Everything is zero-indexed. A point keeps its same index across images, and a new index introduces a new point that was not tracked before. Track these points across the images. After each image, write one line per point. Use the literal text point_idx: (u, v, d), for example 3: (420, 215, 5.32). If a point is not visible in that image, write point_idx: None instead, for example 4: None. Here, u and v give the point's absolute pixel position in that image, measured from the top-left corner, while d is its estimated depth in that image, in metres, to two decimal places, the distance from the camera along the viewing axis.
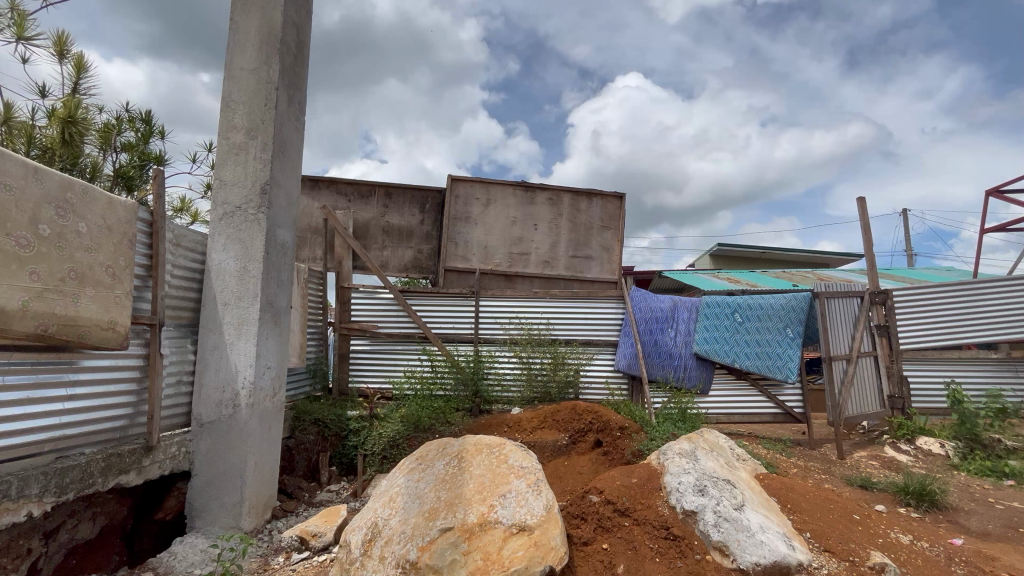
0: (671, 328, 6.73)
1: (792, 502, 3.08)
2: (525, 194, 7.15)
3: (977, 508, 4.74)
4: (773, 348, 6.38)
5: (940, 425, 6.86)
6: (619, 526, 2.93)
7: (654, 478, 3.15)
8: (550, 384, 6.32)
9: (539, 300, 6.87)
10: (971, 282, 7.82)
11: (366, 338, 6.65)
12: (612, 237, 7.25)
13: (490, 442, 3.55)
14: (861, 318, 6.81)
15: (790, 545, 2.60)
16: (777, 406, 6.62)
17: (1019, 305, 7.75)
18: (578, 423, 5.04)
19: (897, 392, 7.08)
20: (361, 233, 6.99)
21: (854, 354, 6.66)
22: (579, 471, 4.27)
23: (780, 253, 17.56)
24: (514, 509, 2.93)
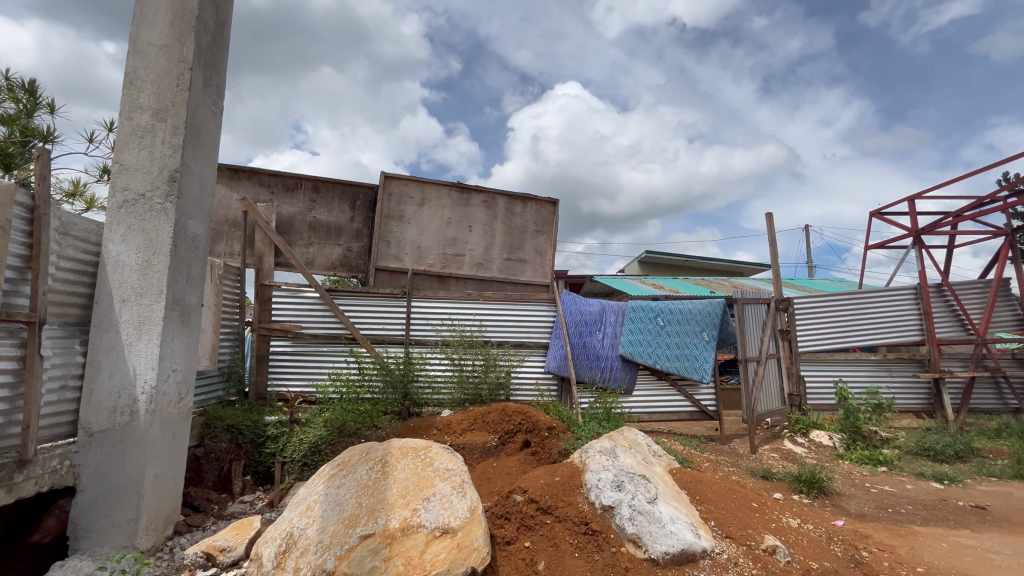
0: (598, 331, 6.99)
1: (700, 493, 3.31)
2: (460, 195, 7.12)
3: (856, 492, 5.36)
4: (690, 350, 6.80)
5: (830, 419, 7.67)
6: (541, 524, 3.01)
7: (576, 475, 3.26)
8: (481, 386, 6.29)
9: (472, 302, 6.87)
10: (857, 292, 8.82)
11: (289, 339, 6.32)
12: (545, 241, 7.41)
13: (416, 446, 3.53)
14: (767, 324, 7.46)
15: (696, 533, 2.79)
16: (693, 405, 7.08)
17: (895, 313, 8.83)
18: (508, 424, 5.08)
19: (795, 390, 7.90)
20: (285, 229, 6.62)
21: (762, 356, 7.26)
22: (507, 471, 4.31)
23: (701, 261, 18.83)
24: (437, 512, 2.91)
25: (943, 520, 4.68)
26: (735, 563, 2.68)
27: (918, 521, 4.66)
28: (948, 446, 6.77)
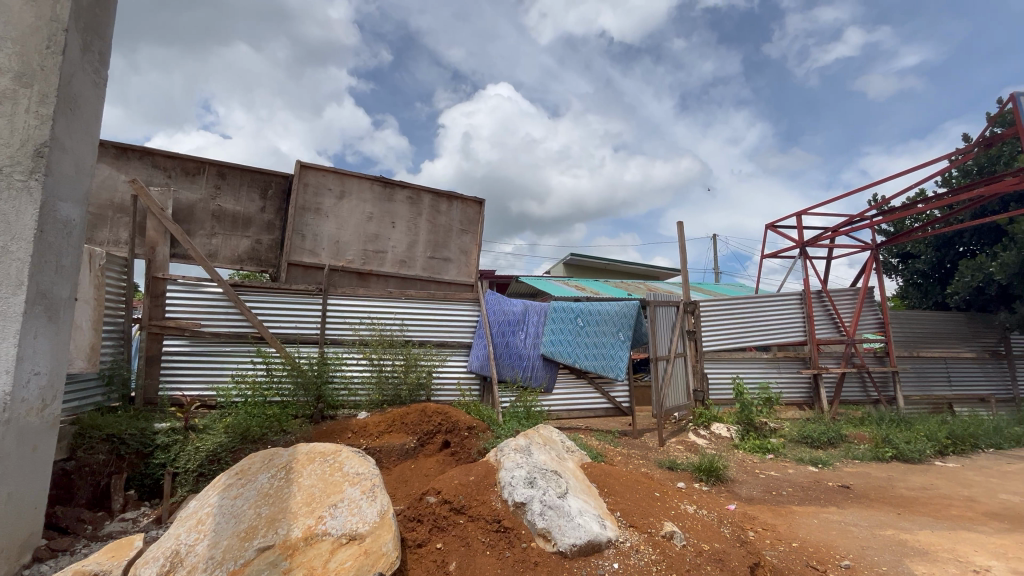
0: (521, 331, 7.10)
1: (608, 486, 3.47)
2: (383, 189, 6.90)
3: (747, 478, 5.92)
4: (607, 349, 7.06)
5: (727, 412, 8.40)
6: (453, 524, 3.01)
7: (490, 475, 3.29)
8: (400, 387, 6.12)
9: (393, 300, 6.69)
10: (753, 296, 9.75)
11: (185, 338, 5.76)
12: (470, 241, 7.41)
13: (325, 450, 3.38)
14: (677, 325, 8.01)
15: (602, 524, 2.92)
16: (608, 401, 7.40)
17: (784, 316, 9.86)
18: (427, 425, 5.00)
19: (700, 386, 8.56)
20: (183, 216, 6.02)
21: (671, 355, 7.77)
22: (425, 472, 4.24)
23: (621, 264, 19.80)
24: (345, 518, 2.80)
25: (816, 499, 5.30)
26: (637, 550, 2.82)
27: (796, 501, 5.24)
28: (823, 433, 7.67)
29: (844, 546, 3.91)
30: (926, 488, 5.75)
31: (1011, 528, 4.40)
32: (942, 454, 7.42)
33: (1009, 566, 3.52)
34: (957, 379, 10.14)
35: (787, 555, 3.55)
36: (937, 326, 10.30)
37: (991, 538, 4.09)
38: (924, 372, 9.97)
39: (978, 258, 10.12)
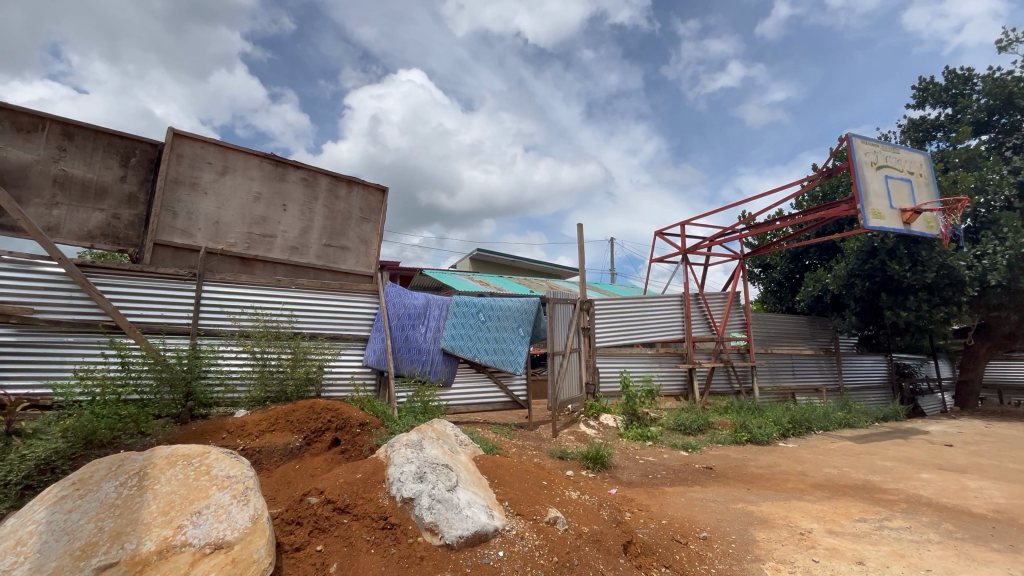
0: (421, 325, 7.00)
1: (498, 477, 3.56)
2: (274, 168, 6.37)
3: (629, 464, 6.42)
4: (507, 344, 7.18)
5: (615, 404, 9.03)
6: (337, 524, 2.90)
7: (379, 471, 3.23)
8: (286, 383, 5.69)
9: (281, 289, 6.20)
10: (642, 297, 10.62)
11: (11, 326, 4.81)
12: (370, 230, 7.12)
13: (189, 453, 3.07)
14: (573, 322, 8.43)
15: (489, 515, 2.98)
16: (506, 395, 7.54)
17: (666, 316, 10.85)
18: (315, 423, 4.72)
19: (592, 380, 9.12)
20: (13, 180, 5.01)
21: (567, 350, 8.14)
22: (311, 472, 4.01)
23: (526, 262, 20.37)
24: (210, 526, 2.55)
25: (684, 480, 5.92)
26: (522, 537, 2.92)
27: (668, 483, 5.79)
28: (694, 421, 8.57)
29: (703, 520, 4.42)
30: (770, 466, 6.70)
31: (830, 495, 5.29)
32: (784, 436, 8.68)
33: (825, 527, 4.24)
34: (799, 372, 11.91)
35: (656, 532, 3.91)
36: (786, 327, 11.99)
37: (815, 505, 4.88)
38: (775, 367, 11.56)
39: (819, 271, 12.01)
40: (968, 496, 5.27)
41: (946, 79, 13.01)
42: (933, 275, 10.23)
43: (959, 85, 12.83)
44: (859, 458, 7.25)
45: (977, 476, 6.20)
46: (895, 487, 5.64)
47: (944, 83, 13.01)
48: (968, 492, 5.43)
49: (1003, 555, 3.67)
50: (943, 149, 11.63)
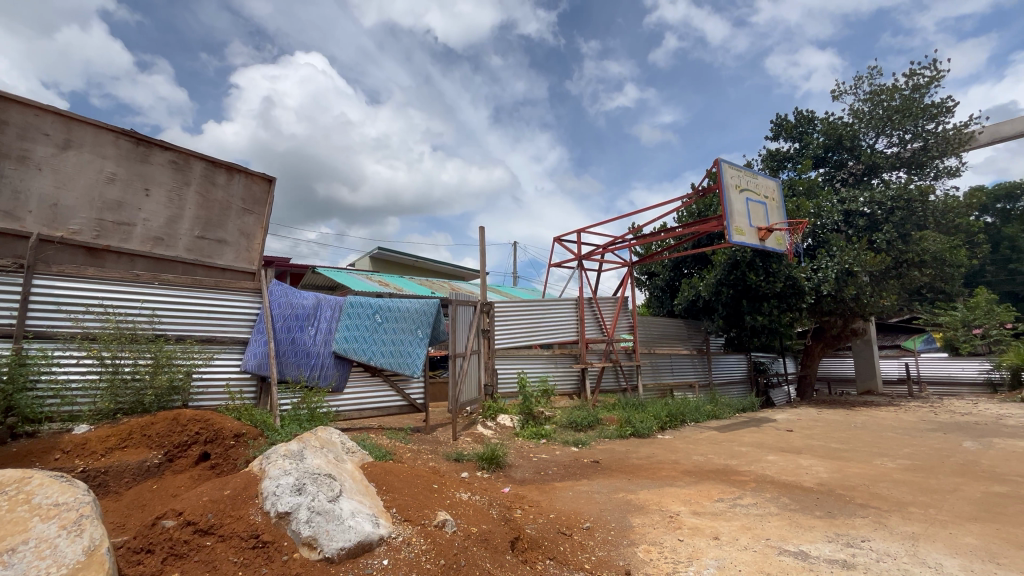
0: (310, 327, 6.60)
1: (387, 483, 3.48)
2: (134, 147, 5.59)
3: (522, 462, 6.62)
4: (404, 346, 7.00)
5: (511, 404, 9.23)
6: (198, 548, 2.63)
7: (250, 486, 2.99)
8: (144, 392, 4.99)
9: (141, 285, 5.44)
10: (539, 300, 11.00)
11: None
12: (253, 222, 6.53)
13: (3, 481, 2.57)
14: (474, 324, 8.45)
15: (375, 523, 2.89)
16: (403, 399, 7.30)
17: (560, 318, 11.38)
18: (179, 436, 4.20)
19: (490, 381, 9.23)
20: None
21: (467, 352, 8.13)
22: (172, 491, 3.56)
23: (429, 263, 20.05)
24: (28, 565, 2.15)
25: (573, 474, 6.24)
26: (408, 543, 2.87)
27: (558, 478, 6.07)
28: (585, 418, 9.07)
29: (587, 511, 4.69)
30: (649, 456, 7.32)
31: (697, 480, 5.94)
32: (662, 429, 9.54)
33: (690, 509, 4.73)
34: (676, 370, 13.16)
35: (543, 526, 4.08)
36: (665, 329, 13.21)
37: (683, 490, 5.45)
38: (656, 365, 12.65)
39: (694, 279, 13.41)
40: (801, 473, 6.21)
41: (795, 118, 15.27)
42: (782, 285, 12.01)
43: (804, 124, 15.12)
44: (722, 445, 8.21)
45: (809, 456, 7.34)
46: (747, 469, 6.47)
47: (793, 121, 15.25)
48: (801, 469, 6.43)
49: (823, 520, 4.39)
50: (791, 178, 13.65)
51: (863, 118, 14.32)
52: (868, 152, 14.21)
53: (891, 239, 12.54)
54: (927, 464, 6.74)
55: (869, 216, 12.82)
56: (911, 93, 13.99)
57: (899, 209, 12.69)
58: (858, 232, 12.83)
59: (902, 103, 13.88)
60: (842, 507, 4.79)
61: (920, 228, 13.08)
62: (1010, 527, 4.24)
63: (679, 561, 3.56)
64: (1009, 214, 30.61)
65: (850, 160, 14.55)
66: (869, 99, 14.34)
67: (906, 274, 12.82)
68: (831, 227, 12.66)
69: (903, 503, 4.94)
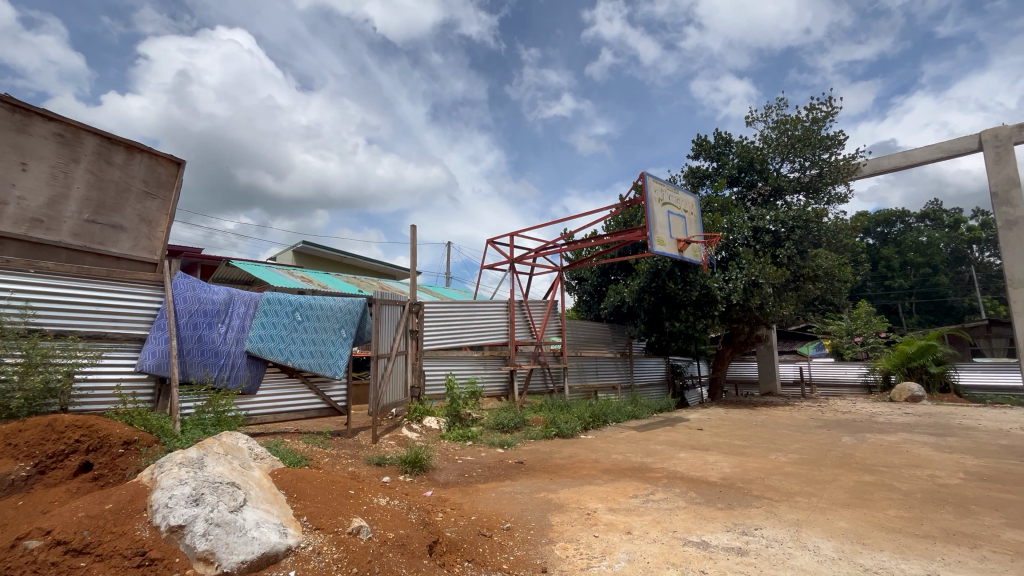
0: (220, 324, 6.12)
1: (298, 491, 3.32)
2: (10, 115, 4.89)
3: (447, 465, 6.55)
4: (325, 346, 6.68)
5: (438, 406, 9.11)
6: (68, 571, 2.34)
7: (138, 499, 2.71)
8: (13, 396, 4.27)
9: (13, 273, 4.77)
10: (470, 302, 11.02)
11: None
12: (157, 208, 5.95)
13: None
14: (400, 324, 8.25)
15: (282, 533, 2.73)
16: (323, 402, 6.90)
17: (490, 320, 11.45)
18: (52, 445, 3.69)
19: (417, 383, 9.03)
20: None
21: (393, 353, 7.91)
22: (41, 508, 3.14)
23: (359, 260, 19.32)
24: None
25: (497, 476, 6.28)
26: (318, 552, 2.74)
27: (482, 479, 6.08)
28: (511, 420, 9.15)
29: (508, 512, 4.73)
30: (571, 456, 7.55)
31: (615, 478, 6.22)
32: (585, 429, 9.88)
33: (607, 506, 4.93)
34: (600, 373, 13.68)
35: (463, 528, 4.07)
36: (592, 333, 13.70)
37: (601, 488, 5.66)
38: (582, 368, 13.08)
39: (619, 285, 14.08)
40: (707, 469, 6.69)
41: (714, 139, 16.48)
42: (697, 293, 12.89)
43: (721, 146, 16.37)
44: (639, 444, 8.66)
45: (715, 453, 7.93)
46: (661, 466, 6.87)
47: (712, 142, 16.45)
48: (708, 465, 6.93)
49: (723, 512, 4.76)
50: (708, 195, 14.75)
51: (771, 144, 15.75)
52: (774, 175, 15.65)
53: (791, 255, 13.89)
54: (812, 458, 7.54)
55: (773, 233, 14.10)
56: (811, 124, 15.61)
57: (798, 228, 14.09)
58: (764, 247, 14.04)
59: (803, 133, 15.44)
60: (741, 500, 5.21)
61: (815, 247, 14.61)
62: (875, 511, 4.85)
63: (594, 556, 3.70)
64: (886, 237, 35.10)
65: (759, 181, 15.93)
66: (776, 127, 15.81)
67: (802, 287, 14.23)
68: (741, 241, 13.77)
69: (791, 493, 5.48)
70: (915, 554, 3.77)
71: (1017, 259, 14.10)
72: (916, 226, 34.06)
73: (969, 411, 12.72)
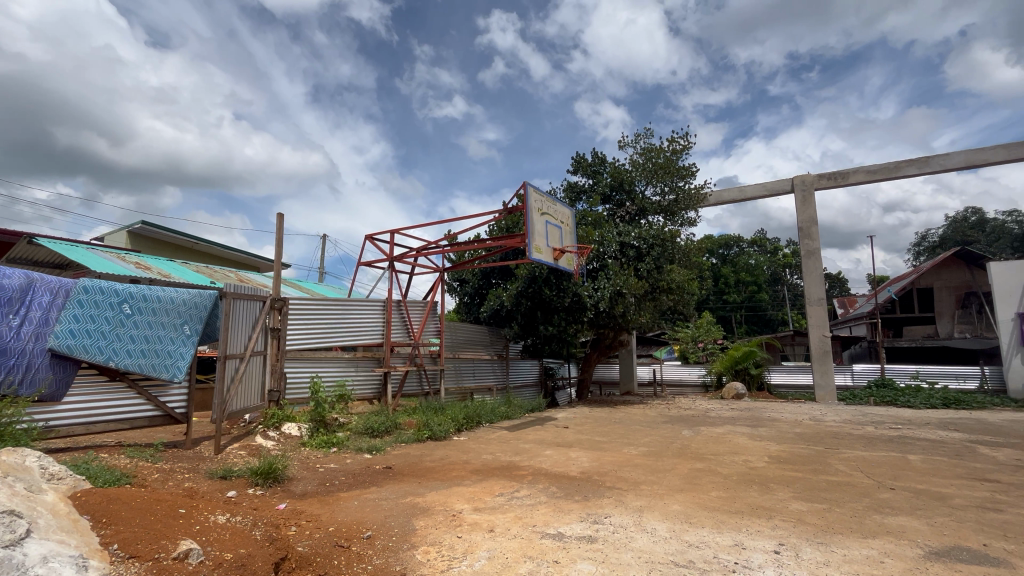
0: (12, 315, 5.05)
1: (109, 514, 2.84)
2: None
3: (305, 474, 6.07)
4: (163, 345, 5.75)
5: (300, 411, 8.44)
6: None
7: None
8: None
9: None
10: (343, 300, 10.44)
11: None
12: None
13: None
14: (259, 321, 7.48)
15: (80, 567, 2.28)
16: (156, 409, 5.91)
17: (365, 320, 10.95)
18: None
19: (276, 386, 8.23)
20: None
21: (247, 353, 7.12)
22: None
23: (213, 246, 17.10)
24: None
25: (361, 483, 5.98)
26: None
27: (345, 487, 5.75)
28: (381, 424, 8.82)
29: (370, 520, 4.55)
30: (442, 458, 7.53)
31: (483, 477, 6.34)
32: (458, 430, 9.91)
33: (472, 506, 5.00)
34: (477, 374, 13.87)
35: (318, 541, 3.80)
36: (471, 335, 13.86)
37: (468, 488, 5.74)
38: (459, 369, 13.16)
39: (499, 288, 14.62)
40: (569, 464, 7.16)
41: (591, 158, 17.82)
42: (569, 300, 13.77)
43: (597, 165, 17.77)
44: (510, 444, 8.95)
45: (578, 449, 8.51)
46: (527, 464, 7.19)
47: (589, 161, 17.78)
48: (569, 460, 7.43)
49: (578, 503, 5.13)
50: (583, 210, 15.90)
51: (638, 168, 17.49)
52: (639, 196, 17.41)
53: (649, 269, 15.50)
54: (657, 450, 8.49)
55: (636, 248, 15.59)
56: (671, 155, 17.65)
57: (657, 246, 15.78)
58: (628, 261, 15.47)
59: (664, 162, 17.40)
60: (595, 491, 5.65)
61: (669, 263, 16.49)
62: (701, 493, 5.64)
63: (455, 557, 3.72)
64: (726, 258, 41.02)
65: (627, 200, 17.58)
66: (644, 154, 17.60)
67: (658, 298, 15.93)
68: (610, 254, 15.03)
69: (637, 482, 6.11)
70: (727, 528, 4.44)
71: (813, 282, 17.52)
72: (747, 250, 40.45)
73: (776, 406, 15.43)
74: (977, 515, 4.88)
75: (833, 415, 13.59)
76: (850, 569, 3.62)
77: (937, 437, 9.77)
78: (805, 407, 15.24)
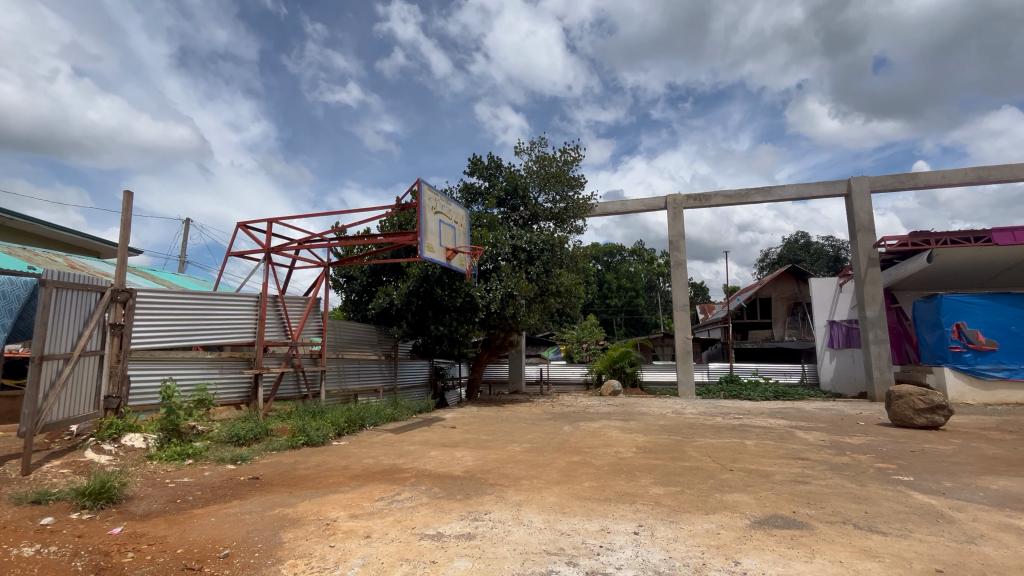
0: None
1: None
2: None
3: (150, 492, 5.30)
4: None
5: (148, 420, 7.35)
6: None
7: None
8: None
9: None
10: (207, 294, 9.33)
11: None
12: None
13: None
14: (94, 316, 6.38)
15: None
16: None
17: (233, 317, 9.90)
18: None
19: (115, 392, 7.07)
20: None
21: (75, 354, 6.01)
22: None
23: (29, 225, 13.91)
24: None
25: (221, 497, 5.38)
26: None
27: (200, 504, 5.11)
28: (250, 430, 8.02)
29: (229, 536, 4.12)
30: (318, 465, 7.07)
31: (362, 483, 6.07)
32: (338, 435, 9.37)
33: (348, 513, 4.77)
34: (362, 375, 13.25)
35: (160, 567, 3.37)
36: (357, 334, 13.22)
37: (346, 495, 5.45)
38: (342, 370, 12.46)
39: (389, 286, 14.13)
40: (453, 464, 7.19)
41: (487, 161, 18.07)
42: (460, 300, 13.80)
43: (492, 168, 18.08)
44: (394, 446, 8.73)
45: (463, 448, 8.56)
46: (410, 466, 7.06)
47: (485, 163, 18.02)
48: (454, 460, 7.45)
49: (460, 502, 5.17)
50: (478, 211, 16.07)
51: (532, 175, 18.15)
52: (532, 202, 18.10)
53: (539, 272, 16.13)
54: (539, 446, 8.90)
55: (528, 252, 16.14)
56: (562, 165, 18.58)
57: (547, 251, 16.50)
58: (520, 263, 15.94)
59: (556, 171, 18.27)
60: (476, 489, 5.73)
61: (558, 267, 17.34)
62: (575, 485, 6.03)
63: (326, 567, 3.54)
64: (609, 265, 44.41)
65: (520, 205, 18.16)
66: (538, 162, 18.30)
67: (547, 301, 16.61)
68: (503, 256, 15.34)
69: (518, 478, 6.33)
70: (595, 515, 4.80)
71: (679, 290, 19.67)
72: (628, 259, 44.25)
73: (645, 401, 17.03)
74: (791, 487, 5.88)
75: (690, 408, 15.40)
76: (694, 542, 4.13)
77: (767, 424, 11.59)
78: (668, 402, 17.04)
